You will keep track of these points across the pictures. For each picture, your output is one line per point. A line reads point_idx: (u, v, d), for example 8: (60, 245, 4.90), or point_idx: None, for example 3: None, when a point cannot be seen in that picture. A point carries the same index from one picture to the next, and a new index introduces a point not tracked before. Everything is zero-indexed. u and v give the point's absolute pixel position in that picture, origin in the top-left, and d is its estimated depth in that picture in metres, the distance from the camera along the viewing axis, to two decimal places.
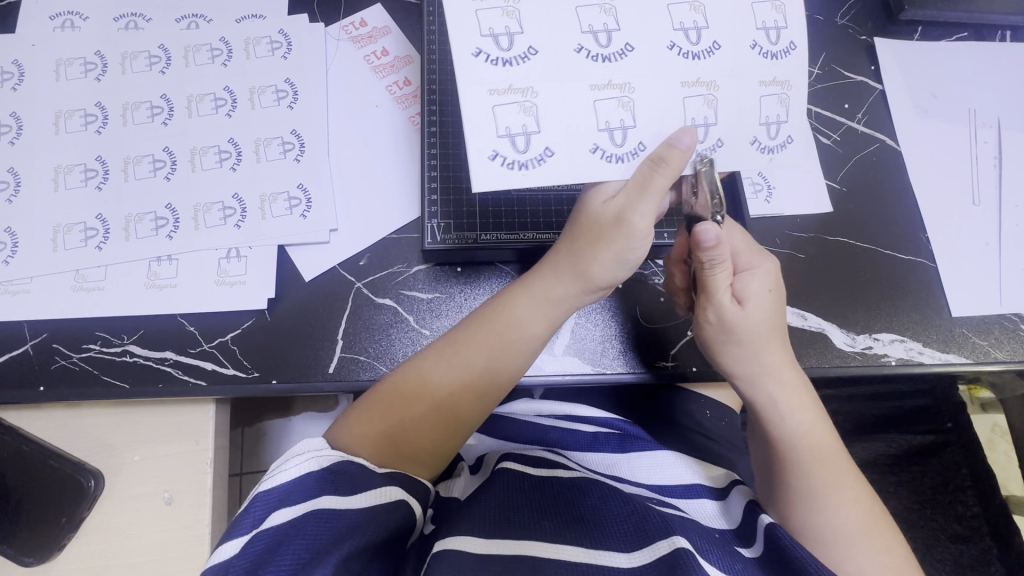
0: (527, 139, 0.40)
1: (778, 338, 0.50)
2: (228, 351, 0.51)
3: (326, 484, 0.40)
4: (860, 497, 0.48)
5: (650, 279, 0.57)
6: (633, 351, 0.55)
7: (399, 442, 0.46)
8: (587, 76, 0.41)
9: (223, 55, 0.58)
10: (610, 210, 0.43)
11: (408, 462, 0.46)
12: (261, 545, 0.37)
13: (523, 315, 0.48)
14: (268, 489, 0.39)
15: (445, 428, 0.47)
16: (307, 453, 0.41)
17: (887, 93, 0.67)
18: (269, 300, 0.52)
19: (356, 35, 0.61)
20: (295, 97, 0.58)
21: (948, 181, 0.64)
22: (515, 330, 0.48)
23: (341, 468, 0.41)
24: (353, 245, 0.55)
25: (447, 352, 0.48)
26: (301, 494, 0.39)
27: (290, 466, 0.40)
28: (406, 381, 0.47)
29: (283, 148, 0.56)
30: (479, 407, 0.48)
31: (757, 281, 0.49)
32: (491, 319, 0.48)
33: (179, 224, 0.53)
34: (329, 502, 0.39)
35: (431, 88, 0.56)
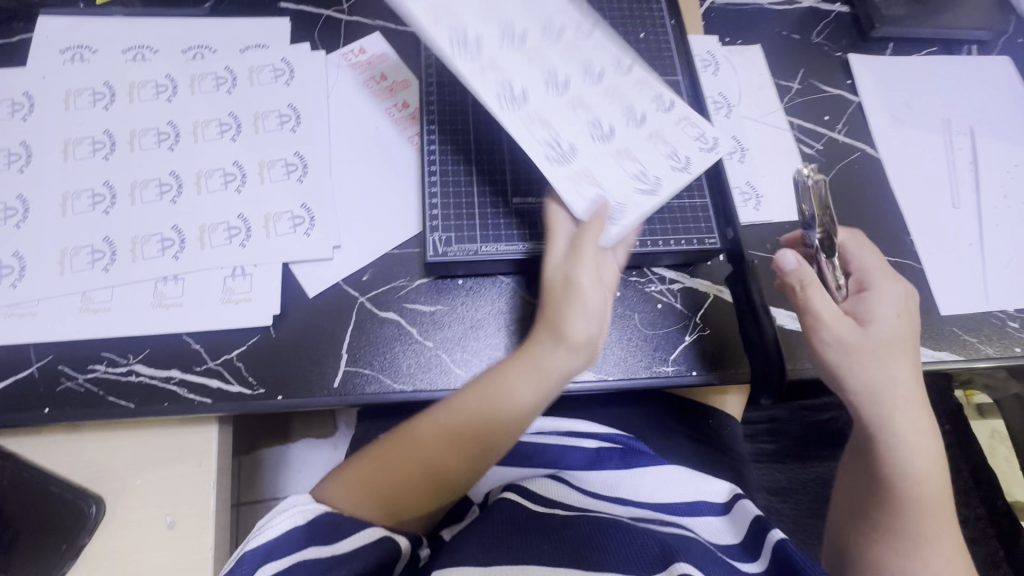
0: (609, 198, 0.47)
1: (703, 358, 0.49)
2: (233, 368, 0.51)
3: (316, 528, 0.43)
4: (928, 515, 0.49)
5: (647, 288, 0.59)
6: (631, 357, 0.56)
7: (395, 505, 0.48)
8: (612, 145, 0.49)
9: (228, 83, 0.61)
10: (562, 276, 0.48)
11: (406, 519, 0.48)
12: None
13: (522, 383, 0.48)
14: (257, 547, 0.41)
15: (433, 491, 0.48)
16: (288, 509, 0.44)
17: (864, 105, 0.70)
18: (274, 316, 0.53)
19: (356, 62, 0.64)
20: (297, 121, 0.60)
21: (929, 185, 0.67)
22: (508, 397, 0.48)
23: (326, 518, 0.44)
24: (356, 261, 0.56)
25: (438, 422, 0.48)
26: (292, 538, 0.42)
27: (274, 522, 0.43)
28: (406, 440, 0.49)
29: (286, 169, 0.58)
30: (473, 470, 0.50)
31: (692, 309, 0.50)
32: (484, 383, 0.48)
33: (184, 245, 0.54)
34: (315, 552, 0.42)
35: (429, 110, 0.59)
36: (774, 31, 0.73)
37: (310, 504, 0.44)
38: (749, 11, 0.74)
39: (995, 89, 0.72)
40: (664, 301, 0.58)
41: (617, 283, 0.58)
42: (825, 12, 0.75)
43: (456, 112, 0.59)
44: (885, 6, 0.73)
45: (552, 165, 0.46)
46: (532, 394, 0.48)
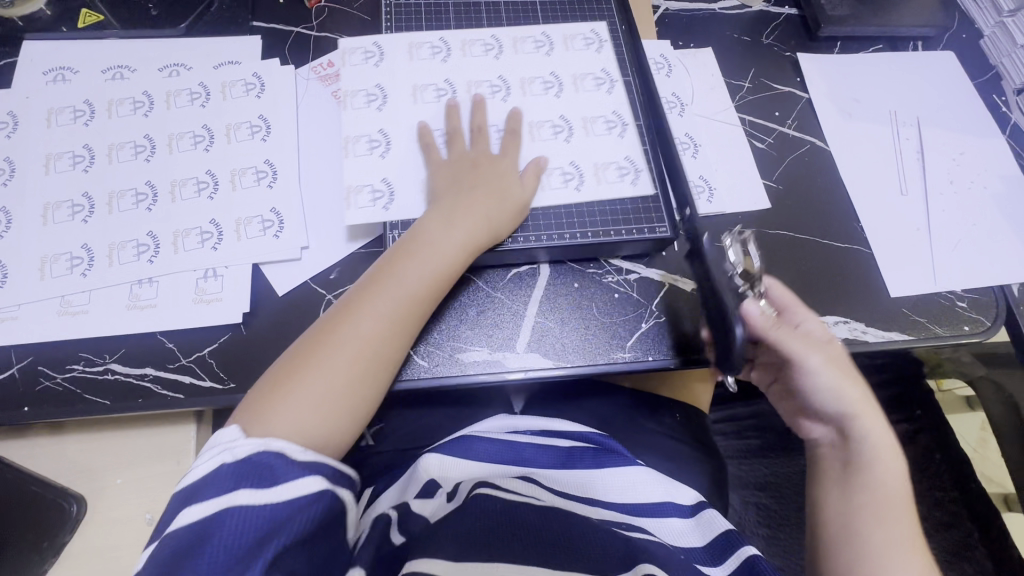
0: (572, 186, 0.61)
1: (506, 213, 0.56)
2: (205, 365, 0.54)
3: (244, 473, 0.42)
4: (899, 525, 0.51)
5: (605, 278, 0.61)
6: (589, 346, 0.58)
7: (330, 360, 0.49)
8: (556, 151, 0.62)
9: (202, 98, 0.64)
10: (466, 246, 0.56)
11: (334, 388, 0.48)
12: (188, 529, 0.40)
13: (411, 250, 0.54)
14: (193, 506, 0.41)
15: (369, 354, 0.50)
16: (218, 446, 0.44)
17: (814, 101, 0.74)
18: (244, 315, 0.55)
19: (325, 74, 0.68)
20: (267, 131, 0.63)
21: (878, 174, 0.69)
22: (425, 255, 0.53)
23: (266, 459, 0.43)
24: (323, 261, 0.58)
25: (370, 282, 0.52)
26: (221, 481, 0.42)
27: (206, 456, 0.43)
28: (345, 302, 0.52)
29: (257, 177, 0.61)
30: (411, 325, 0.52)
31: (489, 198, 0.56)
32: (411, 245, 0.54)
33: (159, 249, 0.56)
34: (241, 497, 0.41)
35: (381, 125, 0.61)
36: (725, 34, 0.77)
37: (244, 443, 0.43)
38: (701, 16, 0.77)
39: (940, 81, 0.76)
40: (621, 291, 0.60)
41: (575, 275, 0.61)
42: (774, 15, 0.78)
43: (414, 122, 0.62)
44: (831, 7, 0.77)
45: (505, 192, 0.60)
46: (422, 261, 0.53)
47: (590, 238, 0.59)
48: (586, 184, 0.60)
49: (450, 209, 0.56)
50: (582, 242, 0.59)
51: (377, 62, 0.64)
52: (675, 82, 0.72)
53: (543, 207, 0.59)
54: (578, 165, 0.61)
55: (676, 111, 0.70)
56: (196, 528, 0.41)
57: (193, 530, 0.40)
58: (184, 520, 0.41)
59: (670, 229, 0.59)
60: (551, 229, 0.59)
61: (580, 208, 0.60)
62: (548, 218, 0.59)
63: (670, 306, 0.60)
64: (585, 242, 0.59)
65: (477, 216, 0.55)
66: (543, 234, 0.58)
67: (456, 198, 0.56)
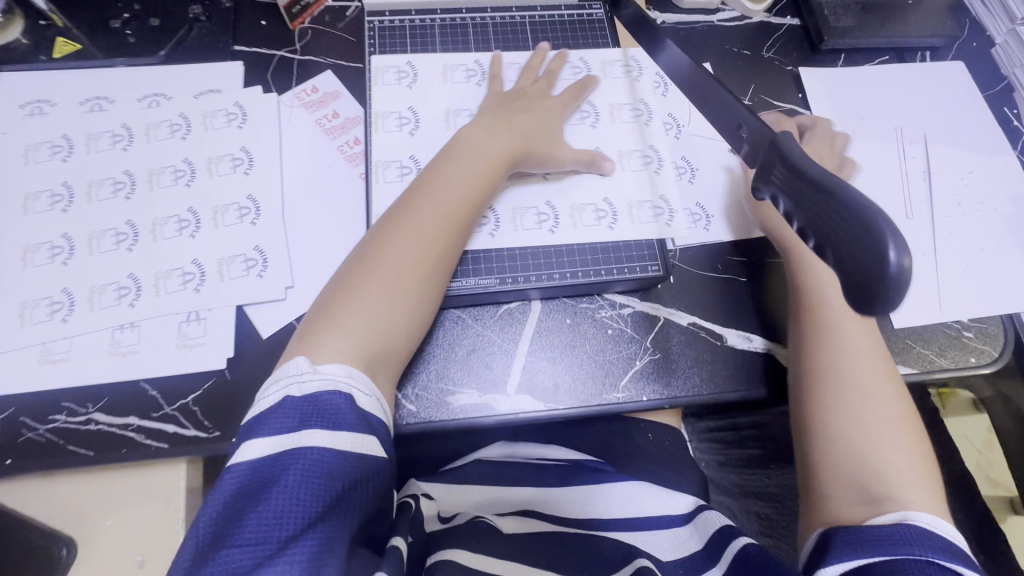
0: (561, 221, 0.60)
1: (494, 163, 0.57)
2: (189, 413, 0.53)
3: (309, 413, 0.44)
4: (895, 426, 0.52)
5: (598, 313, 0.59)
6: (581, 386, 0.56)
7: (355, 313, 0.50)
8: (557, 190, 0.62)
9: (182, 129, 0.62)
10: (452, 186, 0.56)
11: (367, 340, 0.49)
12: (259, 460, 0.42)
13: (429, 191, 0.55)
14: (257, 433, 0.43)
15: (394, 302, 0.51)
16: (282, 381, 0.46)
17: (816, 117, 0.71)
18: (228, 360, 0.54)
19: (309, 101, 0.66)
20: (249, 163, 0.61)
21: (883, 195, 0.67)
22: (438, 191, 0.54)
23: (329, 399, 0.45)
24: (309, 301, 0.57)
25: (377, 236, 0.53)
26: (287, 413, 0.44)
27: (271, 392, 0.46)
28: (360, 256, 0.53)
29: (239, 213, 0.59)
30: (437, 262, 0.53)
31: (501, 140, 0.58)
32: (423, 184, 0.55)
33: (140, 292, 0.55)
34: (313, 436, 0.43)
35: (413, 152, 0.62)
36: (724, 48, 0.74)
37: (312, 379, 0.46)
38: (699, 29, 0.74)
39: (949, 94, 0.73)
40: (614, 327, 0.59)
41: (567, 311, 0.59)
42: (776, 26, 0.75)
43: (393, 159, 0.61)
44: (835, 17, 0.74)
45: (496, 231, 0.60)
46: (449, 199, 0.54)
47: (580, 277, 0.58)
48: (618, 222, 0.61)
49: (451, 159, 0.57)
50: (570, 282, 0.58)
51: (411, 84, 0.65)
52: (672, 101, 0.69)
53: (527, 248, 0.59)
54: (610, 202, 0.62)
55: (672, 133, 0.67)
56: (268, 462, 0.42)
57: (265, 462, 0.42)
58: (251, 449, 0.43)
59: (660, 268, 0.59)
60: (538, 269, 0.58)
61: (569, 245, 0.59)
62: (540, 252, 0.59)
63: (664, 342, 0.59)
64: (572, 282, 0.58)
65: (479, 162, 0.57)
66: (532, 274, 0.58)
67: (452, 154, 0.57)
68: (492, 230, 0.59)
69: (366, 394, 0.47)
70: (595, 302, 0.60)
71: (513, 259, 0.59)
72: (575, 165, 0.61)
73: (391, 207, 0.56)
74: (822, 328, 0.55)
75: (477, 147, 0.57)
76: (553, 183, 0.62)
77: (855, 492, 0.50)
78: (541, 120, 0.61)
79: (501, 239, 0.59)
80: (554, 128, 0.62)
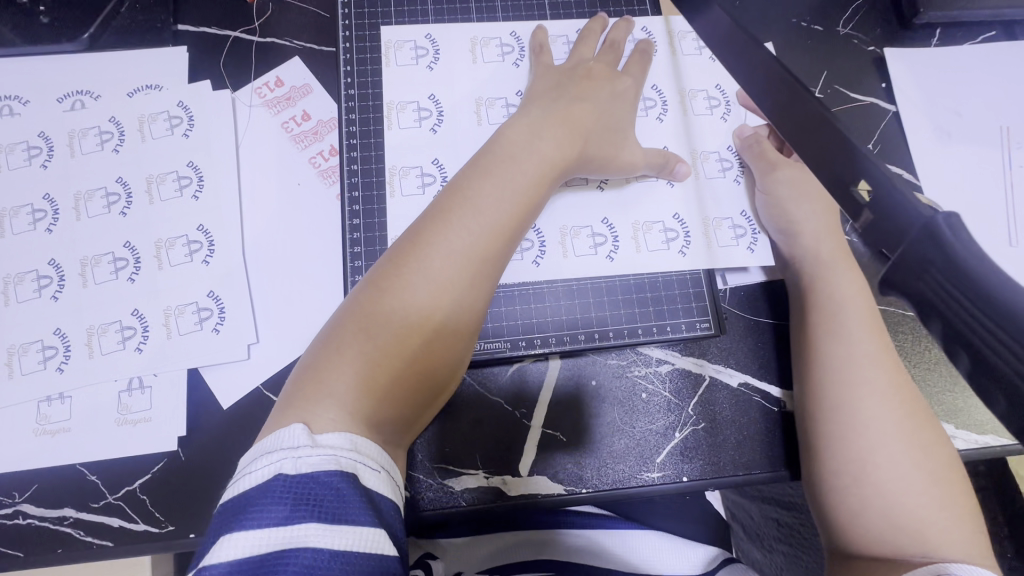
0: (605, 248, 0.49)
1: (539, 175, 0.44)
2: (137, 503, 0.43)
3: (303, 500, 0.30)
4: (925, 469, 0.39)
5: (629, 371, 0.49)
6: (607, 465, 0.47)
7: (351, 372, 0.37)
8: (600, 207, 0.50)
9: (114, 139, 0.50)
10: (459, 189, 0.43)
11: (376, 410, 0.37)
12: (230, 570, 0.28)
13: (456, 212, 0.42)
14: (234, 528, 0.30)
15: (407, 358, 0.38)
16: (274, 453, 0.32)
17: (902, 114, 0.57)
18: (181, 436, 0.45)
19: (272, 98, 0.53)
20: (199, 184, 0.49)
21: (983, 217, 0.54)
22: (472, 213, 0.42)
23: (332, 480, 0.31)
24: (277, 360, 0.47)
25: (386, 269, 0.40)
26: (276, 498, 0.30)
27: (255, 471, 0.32)
28: (365, 295, 0.40)
29: (189, 249, 0.48)
30: (460, 299, 0.40)
31: (547, 144, 0.45)
32: (449, 201, 0.42)
33: (70, 353, 0.45)
34: (308, 532, 0.30)
35: (436, 155, 0.50)
36: (790, 21, 0.59)
37: (310, 456, 0.32)
38: None
39: None
40: (648, 390, 0.48)
41: (592, 370, 0.49)
42: None
43: (372, 178, 0.49)
44: None
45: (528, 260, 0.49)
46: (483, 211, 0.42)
47: (610, 338, 0.48)
48: (692, 245, 0.50)
49: (485, 169, 0.44)
50: (602, 336, 0.48)
51: (431, 64, 0.52)
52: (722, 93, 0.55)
53: (556, 287, 0.49)
54: (682, 220, 0.50)
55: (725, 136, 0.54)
56: (243, 573, 0.28)
57: (238, 573, 0.28)
58: (223, 552, 0.29)
59: (712, 323, 0.49)
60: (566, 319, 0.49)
61: (596, 283, 0.49)
62: (564, 289, 0.49)
63: (710, 408, 0.48)
64: (603, 340, 0.48)
65: (521, 174, 0.44)
66: (553, 334, 0.48)
67: (488, 164, 0.44)
68: (536, 256, 0.49)
69: (375, 471, 0.34)
70: (626, 357, 0.49)
71: (529, 307, 0.49)
72: (646, 170, 0.49)
73: (408, 230, 0.43)
74: (830, 336, 0.44)
75: (518, 155, 0.44)
76: (611, 195, 0.50)
77: (883, 552, 0.37)
78: (605, 115, 0.48)
79: (547, 270, 0.49)
80: (625, 126, 0.49)
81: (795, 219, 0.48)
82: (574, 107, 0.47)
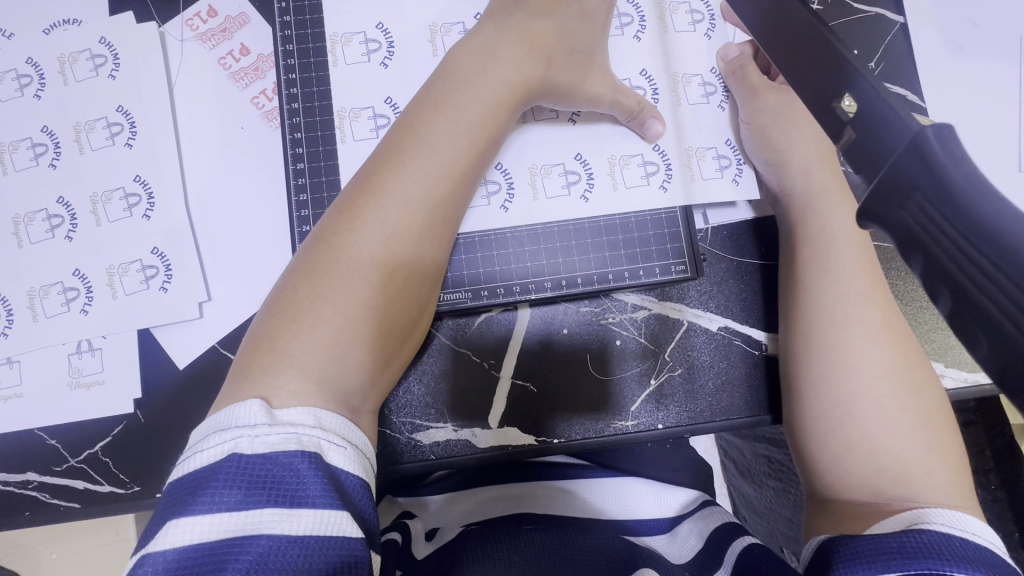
0: (578, 187, 0.46)
1: (498, 104, 0.40)
2: (99, 465, 0.43)
3: (258, 484, 0.28)
4: (914, 410, 0.37)
5: (602, 318, 0.46)
6: (584, 411, 0.45)
7: (301, 331, 0.34)
8: (571, 142, 0.46)
9: (34, 83, 0.45)
10: (411, 124, 0.39)
11: (341, 374, 0.34)
12: (176, 557, 0.26)
13: (409, 151, 0.38)
14: (183, 512, 0.28)
15: (360, 310, 0.35)
16: (229, 431, 0.30)
17: (910, 26, 0.51)
18: (139, 398, 0.43)
19: (204, 31, 0.47)
20: (131, 131, 0.45)
21: (991, 141, 0.49)
22: (428, 152, 0.38)
23: (292, 460, 0.29)
24: (231, 317, 0.44)
25: (336, 220, 0.37)
26: (229, 481, 0.28)
27: (207, 450, 0.30)
28: (314, 246, 0.37)
29: (127, 203, 0.45)
30: (419, 244, 0.37)
31: (506, 69, 0.40)
32: (400, 140, 0.38)
33: (12, 317, 0.43)
34: (263, 516, 0.28)
35: (390, 92, 0.45)
36: None
37: (268, 434, 0.30)
38: None
39: None
40: (622, 337, 0.46)
41: (565, 317, 0.46)
42: None
43: (316, 116, 0.44)
44: None
45: (497, 207, 0.45)
46: (440, 146, 0.38)
47: (580, 284, 0.46)
48: (673, 179, 0.46)
49: (438, 102, 0.39)
50: (577, 279, 0.46)
51: None
52: None
53: (528, 231, 0.46)
54: (663, 150, 0.46)
55: None
56: (192, 561, 0.26)
57: (183, 562, 0.26)
58: (170, 538, 0.27)
59: (688, 266, 0.46)
60: (537, 264, 0.45)
61: (563, 226, 0.46)
62: (529, 234, 0.46)
63: (687, 356, 0.46)
64: (578, 284, 0.46)
65: (478, 102, 0.39)
66: (518, 283, 0.45)
67: (441, 96, 0.39)
68: (504, 200, 0.45)
69: (341, 448, 0.32)
70: (599, 304, 0.47)
71: (492, 255, 0.45)
72: (619, 107, 0.44)
73: (357, 175, 0.39)
74: (821, 278, 0.41)
75: (472, 81, 0.40)
76: (583, 128, 0.46)
77: (859, 493, 0.35)
78: (571, 38, 0.43)
79: (518, 213, 0.45)
80: (595, 49, 0.44)
81: (785, 146, 0.44)
82: (532, 28, 0.42)
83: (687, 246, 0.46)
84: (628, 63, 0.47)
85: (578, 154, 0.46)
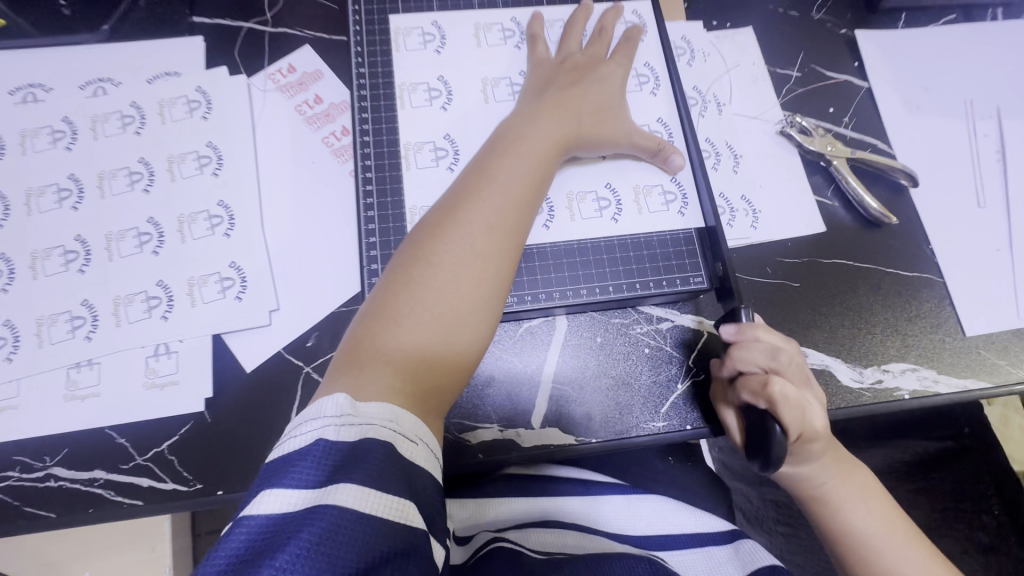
0: (608, 212, 0.53)
1: (549, 145, 0.48)
2: (164, 463, 0.45)
3: (339, 465, 0.31)
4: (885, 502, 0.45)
5: (632, 329, 0.52)
6: (625, 417, 0.49)
7: (399, 330, 0.39)
8: (600, 176, 0.53)
9: (136, 122, 0.52)
10: (483, 165, 0.46)
11: (428, 370, 0.39)
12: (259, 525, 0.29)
13: (485, 185, 0.45)
14: (273, 486, 0.31)
15: (450, 315, 0.41)
16: (318, 420, 0.33)
17: (874, 90, 0.61)
18: (207, 400, 0.46)
19: (285, 83, 0.55)
20: (219, 162, 0.52)
21: (950, 181, 0.58)
22: (499, 186, 0.45)
23: (371, 447, 0.33)
24: (297, 326, 0.49)
25: (424, 238, 0.43)
26: (317, 462, 0.31)
27: (301, 434, 0.33)
28: (407, 260, 0.43)
29: (210, 223, 0.50)
30: (498, 263, 0.43)
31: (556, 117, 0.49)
32: (476, 177, 0.45)
33: (97, 322, 0.47)
34: (338, 490, 0.30)
35: (447, 130, 0.52)
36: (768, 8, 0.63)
37: (352, 424, 0.33)
38: None
39: None
40: (652, 345, 0.51)
41: (598, 327, 0.52)
42: None
43: (385, 150, 0.51)
44: None
45: (538, 226, 0.52)
46: (514, 180, 0.45)
47: (613, 294, 0.51)
48: (689, 206, 0.53)
49: (504, 146, 0.47)
50: (614, 293, 0.51)
51: (439, 48, 0.55)
52: (703, 75, 0.60)
53: (563, 247, 0.52)
54: (678, 182, 0.53)
55: (712, 112, 0.59)
56: (274, 529, 0.29)
57: (269, 530, 0.29)
58: (260, 505, 0.30)
59: (704, 280, 0.52)
60: (575, 278, 0.51)
61: (595, 244, 0.52)
62: (565, 250, 0.52)
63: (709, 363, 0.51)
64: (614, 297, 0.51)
65: (536, 144, 0.47)
66: (555, 292, 0.51)
67: (506, 141, 0.47)
68: (545, 221, 0.52)
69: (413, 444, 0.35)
70: (629, 315, 0.53)
71: (533, 268, 0.51)
72: (641, 150, 0.52)
73: (439, 206, 0.45)
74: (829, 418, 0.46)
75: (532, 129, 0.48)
76: (612, 164, 0.54)
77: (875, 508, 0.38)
78: (599, 92, 0.52)
79: (557, 233, 0.52)
80: (620, 101, 0.53)
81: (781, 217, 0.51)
82: (569, 87, 0.51)
83: (705, 263, 0.52)
84: (646, 111, 0.56)
85: (605, 185, 0.53)
